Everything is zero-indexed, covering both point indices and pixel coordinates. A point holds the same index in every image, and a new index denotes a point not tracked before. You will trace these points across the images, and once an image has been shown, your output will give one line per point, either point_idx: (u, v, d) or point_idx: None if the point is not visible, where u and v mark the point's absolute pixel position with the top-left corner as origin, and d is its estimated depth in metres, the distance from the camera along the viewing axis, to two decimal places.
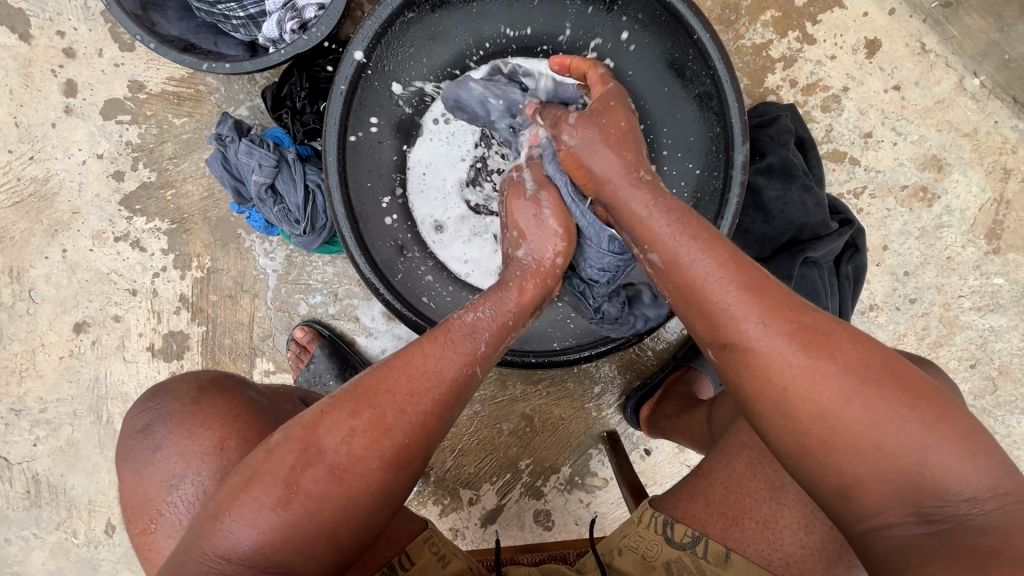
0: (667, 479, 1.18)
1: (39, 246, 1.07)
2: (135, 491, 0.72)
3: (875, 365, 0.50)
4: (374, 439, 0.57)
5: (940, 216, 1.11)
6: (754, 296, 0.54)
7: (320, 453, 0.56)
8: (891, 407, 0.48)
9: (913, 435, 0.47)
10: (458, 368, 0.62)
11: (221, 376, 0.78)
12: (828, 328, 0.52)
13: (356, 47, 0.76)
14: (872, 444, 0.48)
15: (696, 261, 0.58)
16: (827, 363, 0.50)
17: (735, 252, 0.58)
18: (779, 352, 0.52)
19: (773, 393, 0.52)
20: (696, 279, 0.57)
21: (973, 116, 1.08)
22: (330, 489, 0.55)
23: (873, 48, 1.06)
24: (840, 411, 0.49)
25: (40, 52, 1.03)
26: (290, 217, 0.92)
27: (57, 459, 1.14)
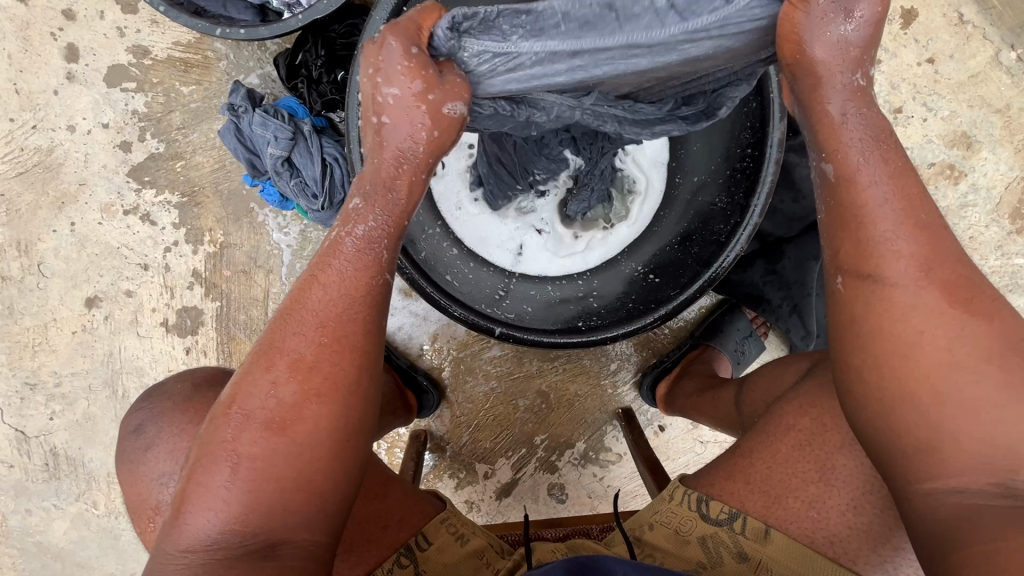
0: (680, 455, 1.20)
1: (46, 218, 1.05)
2: (132, 493, 0.73)
3: (994, 331, 0.47)
4: (300, 384, 0.54)
5: (965, 195, 1.09)
6: (908, 241, 0.49)
7: (248, 412, 0.54)
8: (1004, 382, 0.46)
9: (1018, 420, 0.45)
10: (364, 285, 0.57)
11: (214, 372, 0.78)
12: (968, 305, 0.48)
13: (379, 13, 0.72)
14: (976, 404, 0.46)
15: (868, 180, 0.50)
16: (961, 329, 0.47)
17: (910, 194, 0.50)
18: (912, 298, 0.48)
19: (890, 340, 0.49)
20: (860, 219, 0.50)
21: (1007, 92, 1.05)
22: (268, 443, 0.53)
23: (909, 18, 1.02)
24: (953, 373, 0.47)
25: (38, 14, 0.98)
26: (307, 191, 0.89)
27: (74, 433, 1.15)
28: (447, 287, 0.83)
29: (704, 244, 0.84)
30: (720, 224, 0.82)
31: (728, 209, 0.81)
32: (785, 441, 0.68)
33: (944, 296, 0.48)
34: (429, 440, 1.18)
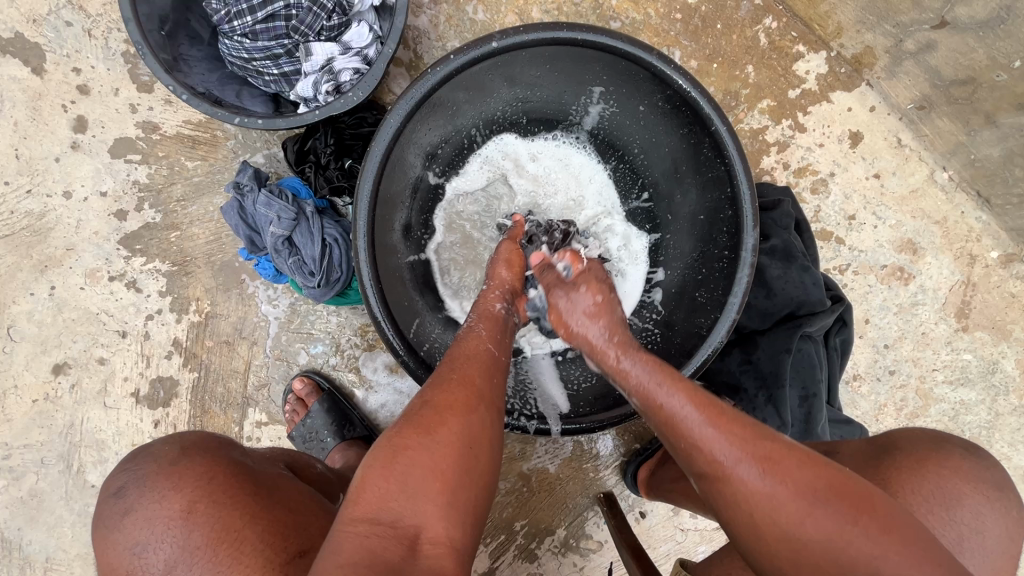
0: (661, 544, 1.17)
1: (25, 281, 1.02)
2: (100, 557, 0.67)
3: (822, 482, 0.55)
4: (478, 425, 0.60)
5: (915, 294, 1.19)
6: (723, 430, 0.59)
7: (424, 423, 0.59)
8: (841, 525, 0.53)
9: (844, 539, 0.52)
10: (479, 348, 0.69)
11: (204, 437, 0.73)
12: (784, 454, 0.57)
13: (391, 122, 0.78)
14: (851, 566, 0.52)
15: (667, 400, 0.63)
16: (787, 490, 0.55)
17: (698, 387, 0.65)
18: (744, 480, 0.57)
19: (744, 516, 0.57)
20: (671, 417, 0.63)
21: (943, 206, 1.17)
22: (433, 445, 0.57)
23: (857, 139, 1.15)
24: (778, 517, 0.55)
25: (52, 87, 1.00)
26: (304, 269, 0.91)
27: (16, 511, 1.05)
28: (429, 361, 0.85)
29: (683, 336, 0.89)
30: (703, 318, 0.87)
31: (708, 304, 0.86)
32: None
33: (760, 460, 0.57)
34: None
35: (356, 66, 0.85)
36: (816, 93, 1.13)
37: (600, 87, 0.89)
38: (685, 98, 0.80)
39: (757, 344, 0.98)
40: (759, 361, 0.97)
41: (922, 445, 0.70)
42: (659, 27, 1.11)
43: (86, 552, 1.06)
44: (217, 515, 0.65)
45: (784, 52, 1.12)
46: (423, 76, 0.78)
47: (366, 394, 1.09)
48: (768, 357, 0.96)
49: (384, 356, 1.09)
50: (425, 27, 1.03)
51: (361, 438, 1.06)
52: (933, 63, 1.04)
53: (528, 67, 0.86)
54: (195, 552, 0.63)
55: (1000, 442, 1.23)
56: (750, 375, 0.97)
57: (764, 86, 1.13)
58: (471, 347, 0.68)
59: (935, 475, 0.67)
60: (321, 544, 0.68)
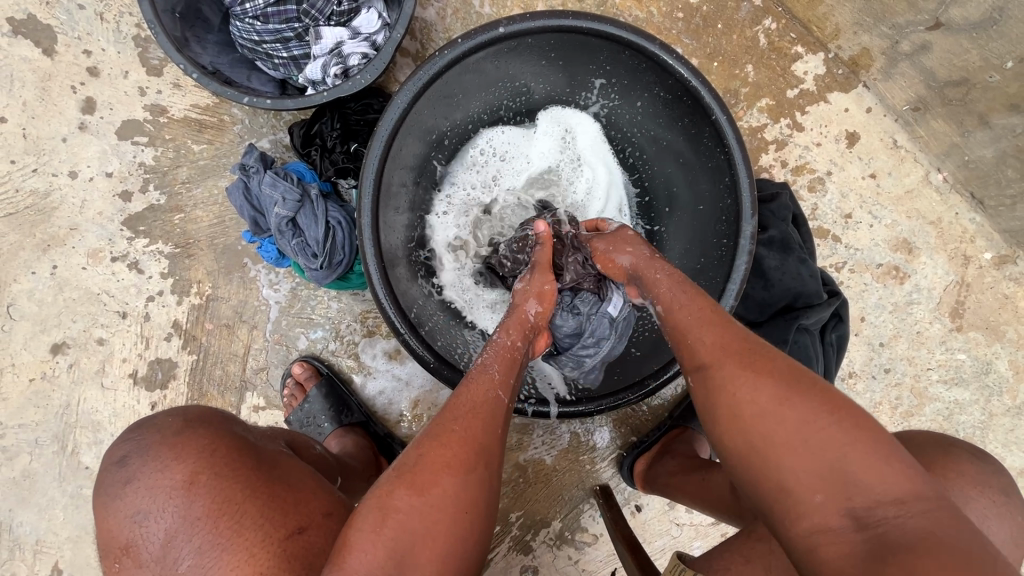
0: (656, 538, 1.17)
1: (27, 259, 1.03)
2: (99, 527, 0.66)
3: (807, 381, 0.54)
4: (474, 489, 0.57)
5: (910, 293, 1.20)
6: (722, 334, 0.61)
7: (416, 480, 0.56)
8: (818, 415, 0.52)
9: (825, 434, 0.51)
10: (485, 395, 0.65)
11: (207, 411, 0.73)
12: (766, 359, 0.57)
13: (397, 103, 0.79)
14: (835, 463, 0.49)
15: (683, 313, 0.66)
16: (765, 378, 0.55)
17: (716, 305, 0.66)
18: (728, 374, 0.57)
19: (726, 407, 0.56)
20: (679, 326, 0.65)
21: (938, 207, 1.19)
22: (424, 509, 0.55)
23: (853, 139, 1.17)
24: (770, 416, 0.53)
25: (62, 68, 1.02)
26: (307, 251, 0.92)
27: (8, 491, 1.05)
28: (430, 342, 0.86)
29: None
30: None
31: (707, 291, 0.87)
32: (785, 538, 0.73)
33: (743, 358, 0.58)
34: None
35: (364, 50, 0.86)
36: (814, 93, 1.15)
37: (603, 78, 0.91)
38: (686, 87, 0.82)
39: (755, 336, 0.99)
40: None
41: (932, 450, 0.70)
42: (661, 25, 1.13)
43: (77, 535, 1.05)
44: (217, 486, 0.64)
45: (782, 53, 1.15)
46: (431, 59, 0.79)
47: (364, 380, 1.10)
48: None
49: (384, 343, 1.09)
50: (432, 19, 1.05)
51: (358, 424, 1.06)
52: (928, 65, 1.07)
53: (533, 54, 0.87)
54: (195, 523, 0.63)
55: (994, 442, 1.23)
56: None
57: (763, 85, 1.15)
58: (478, 393, 0.64)
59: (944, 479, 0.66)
60: (320, 520, 0.68)
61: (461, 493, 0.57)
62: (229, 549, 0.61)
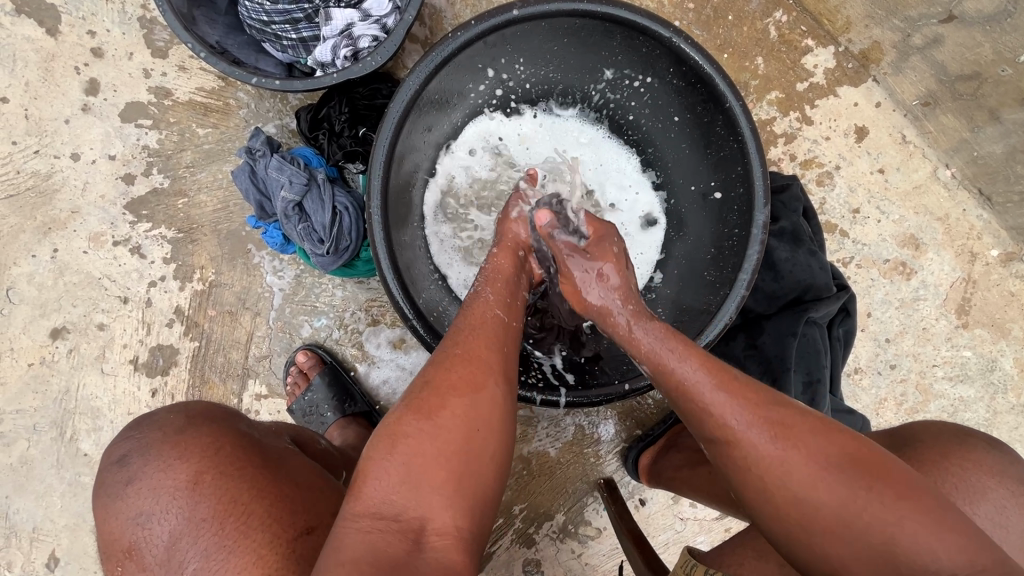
0: (660, 532, 1.16)
1: (27, 243, 1.01)
2: (102, 532, 0.66)
3: (835, 446, 0.56)
4: (487, 405, 0.59)
5: (917, 289, 1.20)
6: (736, 399, 0.60)
7: (430, 395, 0.58)
8: (855, 491, 0.54)
9: (876, 514, 0.52)
10: (484, 317, 0.68)
11: (210, 408, 0.73)
12: (795, 421, 0.58)
13: (409, 84, 0.79)
14: (870, 530, 0.52)
15: (678, 366, 0.64)
16: (799, 453, 0.56)
17: (706, 352, 0.66)
18: (754, 446, 0.58)
19: (758, 488, 0.58)
20: (682, 382, 0.64)
21: (945, 203, 1.19)
22: (437, 429, 0.56)
23: (862, 134, 1.17)
24: (814, 495, 0.54)
25: (66, 49, 1.00)
26: (314, 236, 0.91)
27: (4, 478, 1.03)
28: (437, 327, 0.85)
29: (690, 313, 0.89)
30: (711, 296, 0.87)
31: (717, 282, 0.87)
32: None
33: (770, 427, 0.58)
34: None
35: (374, 32, 0.84)
36: (823, 87, 1.15)
37: (616, 65, 0.90)
38: (698, 73, 0.81)
39: (763, 328, 0.98)
40: (764, 345, 0.97)
41: (949, 437, 0.70)
42: (671, 15, 1.13)
43: (75, 523, 1.04)
44: (222, 487, 0.64)
45: (792, 45, 1.14)
46: (444, 40, 0.78)
47: (368, 369, 1.08)
48: (773, 341, 0.96)
49: (388, 332, 1.08)
50: (441, 5, 1.03)
51: (361, 414, 1.05)
52: (939, 59, 1.06)
53: (547, 39, 0.87)
54: (200, 525, 0.62)
55: (998, 439, 1.23)
56: (754, 359, 0.97)
57: (773, 78, 1.15)
58: (478, 313, 0.69)
59: (959, 466, 0.66)
60: (328, 520, 0.67)
61: (476, 418, 0.58)
62: (233, 550, 0.61)
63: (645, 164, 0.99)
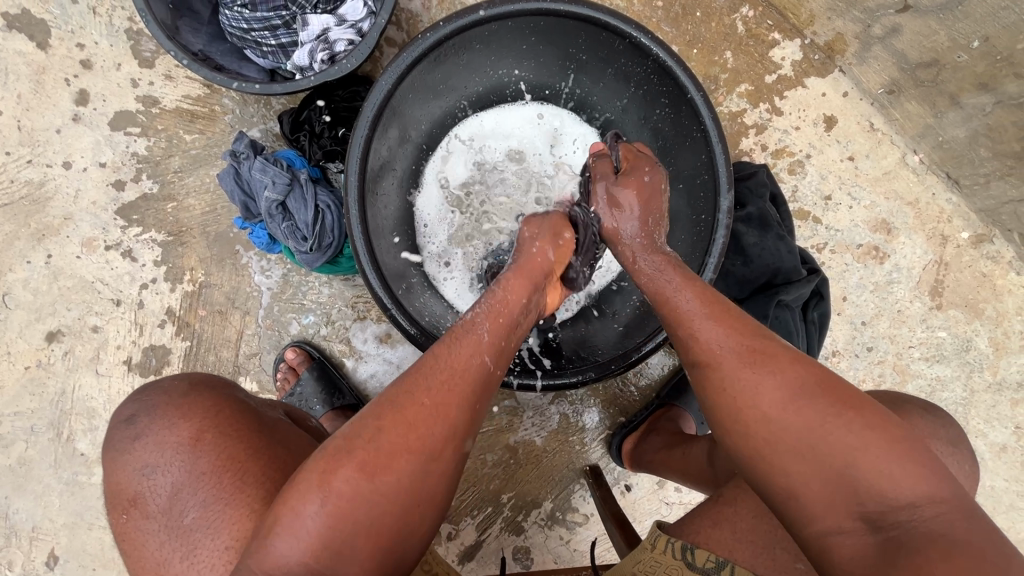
0: (646, 517, 1.18)
1: (22, 249, 1.05)
2: (111, 481, 0.69)
3: (810, 372, 0.57)
4: (429, 477, 0.58)
5: (890, 273, 1.23)
6: (717, 323, 0.62)
7: (405, 415, 0.58)
8: (826, 416, 0.54)
9: (850, 438, 0.53)
10: (469, 360, 0.63)
11: (212, 376, 0.75)
12: (775, 349, 0.59)
13: (382, 83, 0.82)
14: (839, 459, 0.53)
15: (678, 298, 0.66)
16: (770, 375, 0.57)
17: (712, 292, 0.67)
18: (729, 370, 0.59)
19: (729, 406, 0.58)
20: (676, 311, 0.66)
21: (915, 187, 1.22)
22: (371, 494, 0.56)
23: (831, 123, 1.20)
24: (783, 416, 0.55)
25: (56, 61, 1.04)
26: (298, 233, 0.94)
27: (4, 479, 1.06)
28: (416, 317, 0.88)
29: (663, 298, 0.92)
30: None
31: (687, 267, 0.89)
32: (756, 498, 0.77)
33: (748, 353, 0.59)
34: None
35: (350, 36, 0.88)
36: (791, 78, 1.19)
37: (583, 61, 0.93)
38: (661, 66, 0.85)
39: None
40: None
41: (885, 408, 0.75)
42: (640, 13, 1.17)
43: (73, 521, 1.06)
44: (221, 445, 0.67)
45: (760, 39, 1.18)
46: (414, 41, 0.82)
47: (356, 364, 1.11)
48: None
49: (374, 328, 1.11)
50: (418, 10, 1.07)
51: (349, 407, 1.08)
52: (899, 48, 1.10)
53: (515, 38, 0.90)
54: (200, 479, 0.66)
55: (977, 418, 1.26)
56: None
57: (742, 71, 1.18)
58: (462, 348, 0.64)
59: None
60: None
61: (412, 487, 0.57)
62: (230, 503, 0.64)
63: (617, 157, 1.02)
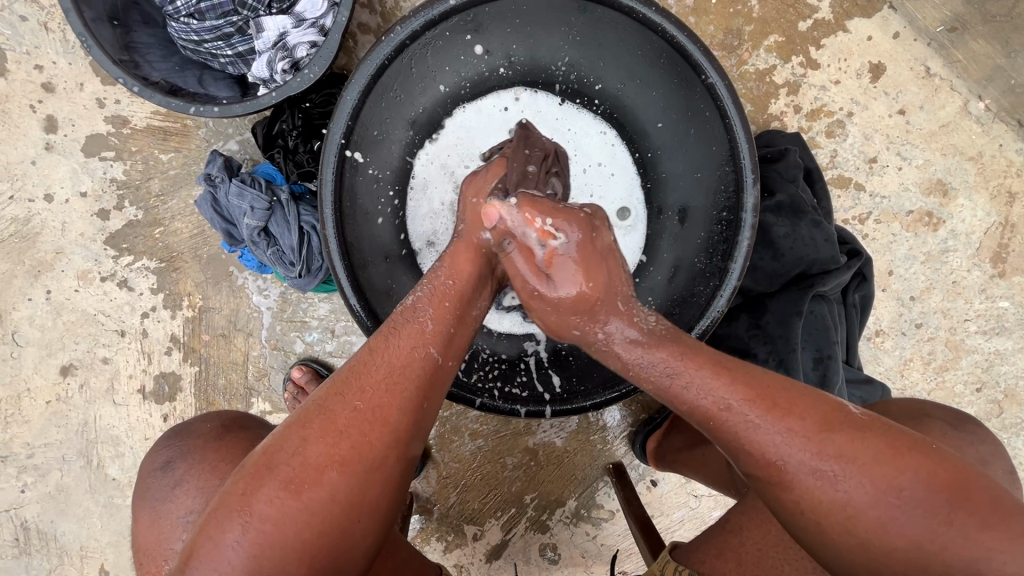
0: (673, 510, 1.15)
1: (21, 287, 1.03)
2: (149, 533, 0.69)
3: (911, 459, 0.49)
4: (367, 484, 0.53)
5: (945, 240, 1.09)
6: (775, 421, 0.51)
7: (334, 424, 0.53)
8: (932, 524, 0.48)
9: (966, 549, 0.47)
10: (410, 353, 0.57)
11: (241, 417, 0.77)
12: (854, 444, 0.50)
13: (350, 90, 0.74)
14: (946, 559, 0.48)
15: (701, 401, 0.53)
16: (863, 485, 0.49)
17: (733, 364, 0.55)
18: (811, 487, 0.50)
19: (813, 523, 0.51)
20: (711, 414, 0.53)
21: (978, 140, 1.05)
22: (299, 512, 0.51)
23: (878, 72, 1.03)
24: (885, 537, 0.49)
25: (17, 87, 0.98)
26: (284, 259, 0.89)
27: (46, 505, 1.10)
28: None
29: (679, 305, 0.83)
30: (700, 288, 0.80)
31: (707, 272, 0.80)
32: (775, 521, 0.71)
33: (834, 457, 0.50)
34: (415, 503, 1.15)
35: (311, 38, 0.78)
36: (830, 23, 1.02)
37: (580, 39, 0.82)
38: (669, 42, 0.73)
39: (766, 308, 0.91)
40: (768, 325, 0.90)
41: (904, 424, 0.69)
42: None
43: (117, 540, 1.11)
44: None
45: None
46: (382, 40, 0.73)
47: None
48: (777, 321, 0.90)
49: None
50: None
51: None
52: None
53: (497, 22, 0.80)
54: None
55: None
56: (759, 341, 0.91)
57: (770, 20, 1.02)
58: (398, 347, 0.57)
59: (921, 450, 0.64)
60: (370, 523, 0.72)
61: (342, 497, 0.52)
62: None
63: (628, 144, 0.89)
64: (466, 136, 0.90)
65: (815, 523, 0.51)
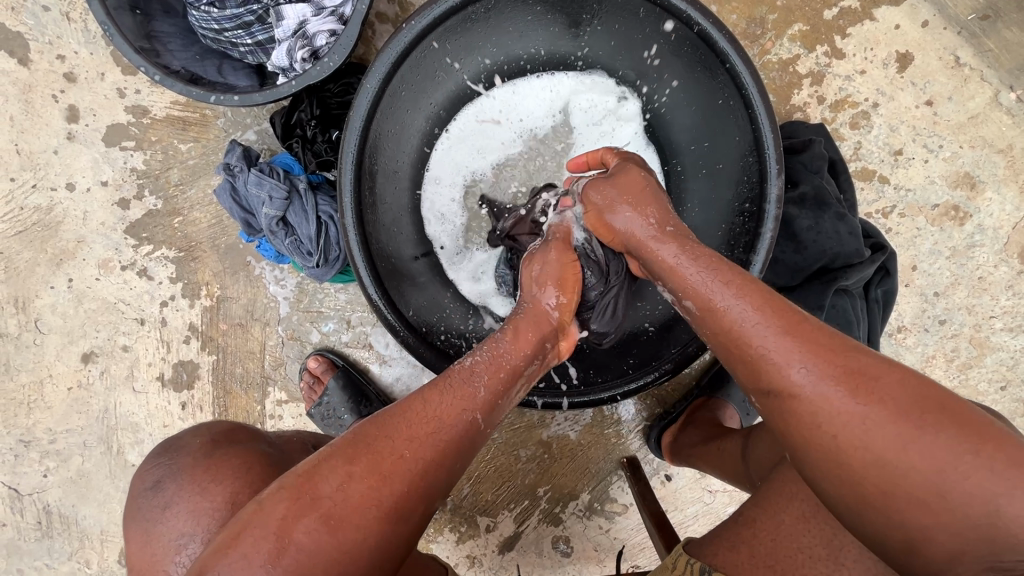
0: (688, 505, 1.15)
1: (44, 275, 1.05)
2: (141, 556, 0.65)
3: (929, 393, 0.46)
4: (397, 540, 0.51)
5: (972, 235, 1.06)
6: (792, 338, 0.51)
7: (382, 469, 0.51)
8: (956, 454, 0.43)
9: (991, 483, 0.42)
10: (458, 415, 0.56)
11: (231, 429, 0.73)
12: (874, 369, 0.48)
13: (371, 79, 0.73)
14: (963, 496, 0.43)
15: (729, 303, 0.55)
16: (875, 408, 0.46)
17: (767, 290, 0.55)
18: (817, 395, 0.48)
19: (816, 437, 0.48)
20: (732, 325, 0.54)
21: (1009, 131, 1.03)
22: (328, 551, 0.48)
23: (905, 62, 1.01)
24: (901, 458, 0.44)
25: (40, 77, 0.99)
26: (302, 249, 0.89)
27: (68, 490, 1.12)
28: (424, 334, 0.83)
29: None
30: None
31: (728, 264, 0.78)
32: (789, 511, 0.70)
33: (843, 377, 0.48)
34: None
35: (331, 27, 0.78)
36: (856, 11, 1.00)
37: (601, 27, 0.81)
38: (693, 31, 0.72)
39: (787, 302, 0.90)
40: None
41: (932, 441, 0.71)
42: None
43: None
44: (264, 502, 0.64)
45: None
46: (403, 27, 0.72)
47: (381, 369, 1.09)
48: None
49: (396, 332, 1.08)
50: None
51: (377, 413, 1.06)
52: None
53: (517, 10, 0.79)
54: None
55: None
56: None
57: (794, 9, 1.00)
58: (453, 400, 0.56)
59: None
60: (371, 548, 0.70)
61: (371, 551, 0.49)
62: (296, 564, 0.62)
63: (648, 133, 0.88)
64: (482, 127, 0.90)
65: (821, 438, 0.48)
